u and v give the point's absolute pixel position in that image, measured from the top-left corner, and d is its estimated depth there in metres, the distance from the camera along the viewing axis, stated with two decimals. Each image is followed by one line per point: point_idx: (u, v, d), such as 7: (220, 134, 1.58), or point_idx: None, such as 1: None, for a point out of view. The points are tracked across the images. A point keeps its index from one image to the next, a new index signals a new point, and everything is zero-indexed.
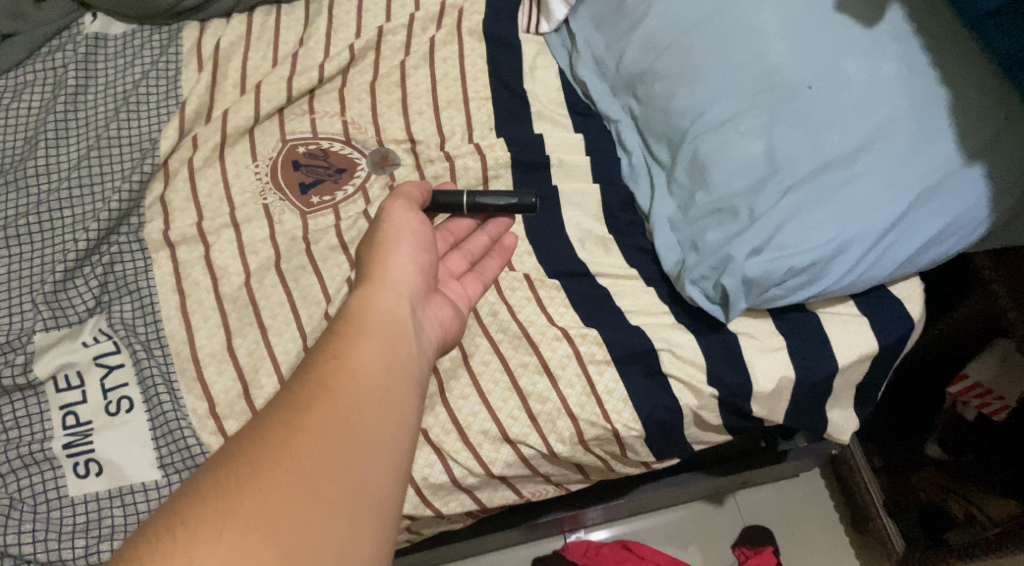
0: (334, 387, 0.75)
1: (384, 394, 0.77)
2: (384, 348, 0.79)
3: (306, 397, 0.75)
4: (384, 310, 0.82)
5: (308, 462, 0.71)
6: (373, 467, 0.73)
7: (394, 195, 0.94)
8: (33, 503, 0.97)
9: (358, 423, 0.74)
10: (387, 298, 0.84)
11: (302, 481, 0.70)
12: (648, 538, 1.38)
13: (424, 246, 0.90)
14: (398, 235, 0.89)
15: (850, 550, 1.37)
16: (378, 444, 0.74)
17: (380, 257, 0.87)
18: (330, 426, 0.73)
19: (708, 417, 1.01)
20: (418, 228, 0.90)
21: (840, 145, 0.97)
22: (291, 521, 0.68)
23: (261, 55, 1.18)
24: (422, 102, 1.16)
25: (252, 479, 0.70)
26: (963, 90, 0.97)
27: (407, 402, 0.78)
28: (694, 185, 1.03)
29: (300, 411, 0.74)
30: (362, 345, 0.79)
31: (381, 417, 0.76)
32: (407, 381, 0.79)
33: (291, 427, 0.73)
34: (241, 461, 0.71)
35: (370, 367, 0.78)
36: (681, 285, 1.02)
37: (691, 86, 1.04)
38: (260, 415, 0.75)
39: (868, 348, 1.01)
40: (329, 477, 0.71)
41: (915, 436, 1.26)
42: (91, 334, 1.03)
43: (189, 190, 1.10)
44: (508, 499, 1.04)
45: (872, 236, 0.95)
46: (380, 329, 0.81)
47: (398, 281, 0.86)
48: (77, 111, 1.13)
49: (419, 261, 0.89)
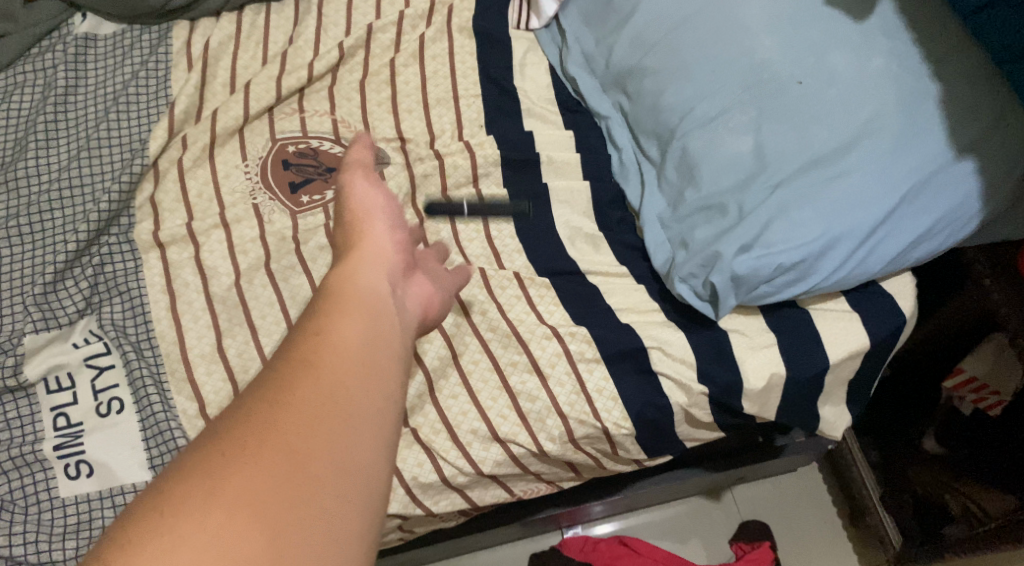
0: (316, 364, 0.70)
1: (369, 370, 0.72)
2: (367, 321, 0.74)
3: (285, 375, 0.70)
4: (364, 282, 0.78)
5: (289, 448, 0.67)
6: (357, 450, 0.68)
7: (351, 162, 0.90)
8: (24, 504, 0.97)
9: (343, 399, 0.69)
10: (368, 270, 0.79)
11: (281, 470, 0.66)
12: (645, 533, 1.38)
13: (398, 223, 0.86)
14: (371, 211, 0.86)
15: (847, 543, 1.37)
16: (362, 423, 0.69)
17: (358, 236, 0.83)
18: (311, 406, 0.68)
19: (698, 414, 1.01)
20: (386, 202, 0.87)
21: (828, 137, 0.96)
22: (271, 510, 0.64)
23: (250, 54, 1.17)
24: (412, 100, 1.15)
25: (228, 467, 0.65)
26: (954, 86, 0.97)
27: (391, 378, 0.73)
28: (682, 182, 1.02)
29: (280, 390, 0.69)
30: (345, 318, 0.74)
31: (364, 394, 0.70)
32: (392, 356, 0.74)
33: (270, 409, 0.68)
34: (218, 448, 0.66)
35: (354, 340, 0.73)
36: (670, 283, 1.02)
37: (679, 83, 1.03)
38: (239, 396, 0.70)
39: (859, 344, 1.01)
40: (311, 462, 0.66)
41: (912, 431, 1.25)
42: (82, 336, 1.03)
43: (179, 191, 1.10)
44: (499, 498, 1.04)
45: (861, 221, 0.95)
46: (361, 301, 0.76)
47: (375, 256, 0.81)
48: (66, 112, 1.13)
49: (394, 236, 0.85)
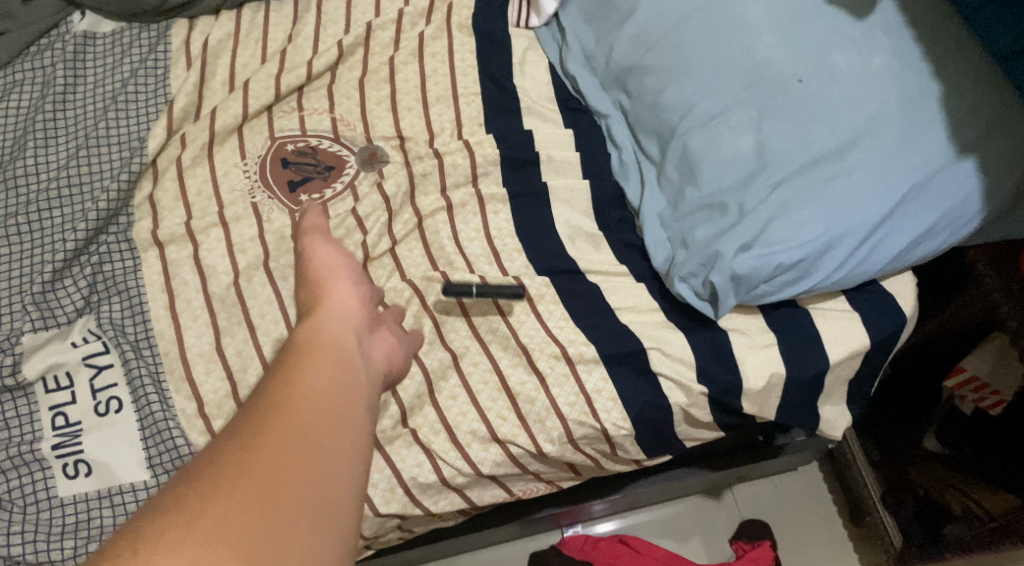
0: (286, 409, 0.72)
1: (339, 402, 0.74)
2: (335, 369, 0.76)
3: (259, 410, 0.72)
4: (329, 329, 0.81)
5: (261, 490, 0.67)
6: (333, 475, 0.70)
7: (309, 233, 0.96)
8: (23, 504, 0.97)
9: (313, 442, 0.71)
10: (331, 320, 0.82)
11: (259, 495, 0.67)
12: (646, 532, 1.37)
13: (360, 281, 0.90)
14: (331, 273, 0.90)
15: (847, 543, 1.36)
16: (336, 450, 0.71)
17: (322, 295, 0.87)
18: (286, 435, 0.70)
19: (697, 414, 1.00)
20: (347, 265, 0.92)
21: (829, 136, 0.96)
22: (243, 549, 0.65)
23: (249, 52, 1.17)
24: (411, 98, 1.15)
25: (207, 495, 0.66)
26: (956, 84, 0.96)
27: (361, 410, 0.75)
28: (682, 180, 1.02)
29: (254, 423, 0.71)
30: (314, 368, 0.76)
31: (337, 424, 0.73)
32: (361, 389, 0.77)
33: (246, 440, 0.70)
34: (198, 479, 0.68)
35: (323, 387, 0.74)
36: (670, 282, 1.01)
37: (679, 81, 1.03)
38: (212, 442, 0.71)
39: (859, 344, 1.00)
40: (287, 486, 0.68)
41: (914, 429, 1.24)
42: (80, 335, 1.03)
43: (178, 190, 1.09)
44: (498, 498, 1.04)
45: (861, 220, 0.94)
46: (327, 344, 0.79)
47: (340, 313, 0.84)
48: (65, 110, 1.13)
49: (359, 294, 0.88)
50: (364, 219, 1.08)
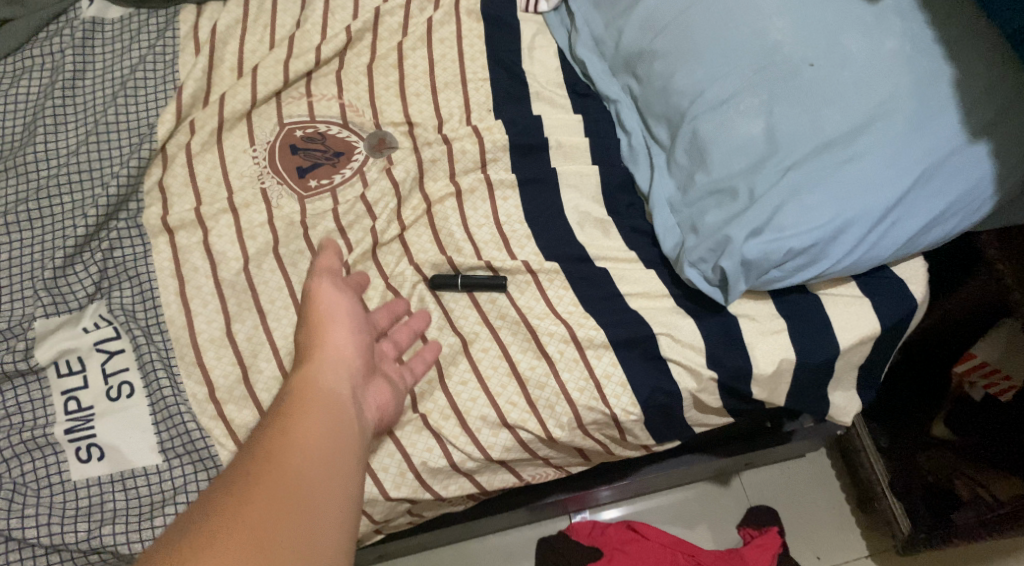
0: (283, 452, 0.76)
1: (330, 458, 0.78)
2: (329, 416, 0.81)
3: (256, 463, 0.75)
4: (325, 383, 0.84)
5: (258, 529, 0.71)
6: (323, 530, 0.73)
7: (313, 278, 0.96)
8: (36, 487, 0.98)
9: (307, 484, 0.75)
10: (327, 374, 0.85)
11: (252, 546, 0.70)
12: (654, 518, 1.38)
13: (357, 326, 0.93)
14: (332, 320, 0.91)
15: (855, 529, 1.37)
16: (326, 505, 0.75)
17: (317, 340, 0.89)
18: (280, 488, 0.74)
19: (707, 399, 1.01)
20: (347, 309, 0.94)
21: (839, 120, 0.95)
22: None
23: (258, 38, 1.16)
24: (420, 84, 1.15)
25: (201, 546, 0.69)
26: (967, 68, 0.96)
27: (351, 465, 0.79)
28: (693, 165, 1.02)
29: (250, 478, 0.74)
30: (310, 414, 0.80)
31: (327, 479, 0.76)
32: (352, 445, 0.80)
33: (242, 495, 0.73)
34: (193, 534, 0.70)
35: (317, 432, 0.79)
36: (680, 268, 1.01)
37: (691, 64, 1.02)
38: (212, 488, 0.75)
39: (870, 329, 1.00)
40: (281, 524, 0.71)
41: (922, 415, 1.24)
42: (92, 320, 1.04)
43: (188, 175, 1.09)
44: (508, 482, 1.04)
45: (872, 207, 0.94)
46: (322, 400, 0.82)
47: (336, 362, 0.88)
48: (74, 96, 1.13)
49: (355, 341, 0.91)
50: (373, 205, 1.09)
